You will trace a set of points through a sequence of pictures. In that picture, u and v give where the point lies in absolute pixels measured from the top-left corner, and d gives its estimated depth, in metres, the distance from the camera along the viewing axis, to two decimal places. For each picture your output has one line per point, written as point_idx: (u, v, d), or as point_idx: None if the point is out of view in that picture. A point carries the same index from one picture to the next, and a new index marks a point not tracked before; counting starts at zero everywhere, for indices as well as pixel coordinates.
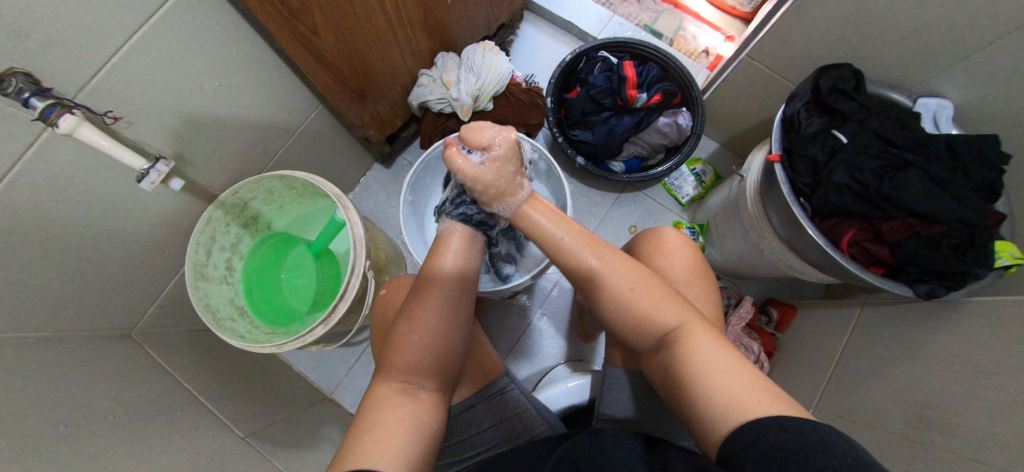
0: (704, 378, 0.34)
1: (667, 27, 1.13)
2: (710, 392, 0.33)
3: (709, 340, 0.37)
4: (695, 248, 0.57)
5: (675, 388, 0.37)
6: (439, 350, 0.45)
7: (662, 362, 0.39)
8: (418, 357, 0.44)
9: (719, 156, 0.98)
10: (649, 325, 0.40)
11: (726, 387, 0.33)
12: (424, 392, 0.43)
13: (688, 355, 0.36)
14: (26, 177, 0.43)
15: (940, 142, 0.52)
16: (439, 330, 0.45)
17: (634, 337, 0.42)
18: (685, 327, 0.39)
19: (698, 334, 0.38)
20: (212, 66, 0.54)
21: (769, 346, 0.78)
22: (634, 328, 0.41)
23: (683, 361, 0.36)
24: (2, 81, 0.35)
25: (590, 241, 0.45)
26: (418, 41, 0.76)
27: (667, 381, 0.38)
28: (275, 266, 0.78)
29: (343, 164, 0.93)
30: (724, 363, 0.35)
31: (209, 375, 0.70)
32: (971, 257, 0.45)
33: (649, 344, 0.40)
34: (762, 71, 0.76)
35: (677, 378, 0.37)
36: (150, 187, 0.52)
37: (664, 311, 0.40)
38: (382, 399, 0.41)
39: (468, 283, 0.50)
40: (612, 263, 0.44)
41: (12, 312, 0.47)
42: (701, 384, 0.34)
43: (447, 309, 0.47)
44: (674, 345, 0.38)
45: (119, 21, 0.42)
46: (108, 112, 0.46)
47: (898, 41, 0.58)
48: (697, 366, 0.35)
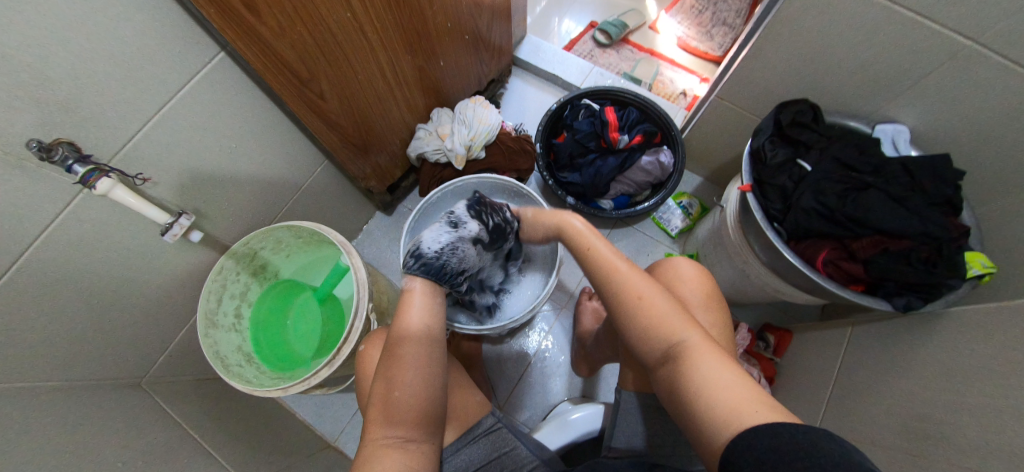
0: (707, 392, 0.35)
1: (645, 73, 1.22)
2: (710, 406, 0.34)
3: (712, 355, 0.38)
4: (710, 277, 0.58)
5: (682, 405, 0.37)
6: (417, 395, 0.45)
7: (668, 376, 0.40)
8: (401, 407, 0.44)
9: (704, 188, 1.02)
10: (658, 336, 0.42)
11: (726, 400, 0.34)
12: (413, 445, 0.43)
13: (692, 368, 0.37)
14: (58, 234, 0.48)
15: (896, 164, 0.55)
16: (416, 376, 0.46)
17: (644, 347, 0.43)
18: (691, 342, 0.39)
19: (706, 352, 0.38)
20: (230, 130, 0.60)
21: (768, 371, 0.77)
22: (642, 338, 0.43)
23: (689, 376, 0.37)
24: (50, 150, 0.41)
25: (617, 257, 0.49)
26: (414, 99, 0.84)
27: (672, 394, 0.39)
28: (281, 314, 0.80)
29: (347, 213, 0.98)
30: (726, 377, 0.36)
31: (215, 423, 0.71)
32: (941, 269, 0.48)
33: (655, 356, 0.42)
34: (732, 109, 0.82)
35: (678, 385, 0.38)
36: (172, 239, 0.57)
37: (670, 323, 0.41)
38: (370, 453, 0.42)
39: (435, 331, 0.52)
40: (630, 274, 0.46)
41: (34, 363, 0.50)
42: (704, 396, 0.35)
43: (418, 361, 0.47)
44: (677, 356, 0.39)
45: (150, 98, 0.49)
46: (139, 174, 0.52)
47: (848, 75, 0.63)
48: (702, 385, 0.36)
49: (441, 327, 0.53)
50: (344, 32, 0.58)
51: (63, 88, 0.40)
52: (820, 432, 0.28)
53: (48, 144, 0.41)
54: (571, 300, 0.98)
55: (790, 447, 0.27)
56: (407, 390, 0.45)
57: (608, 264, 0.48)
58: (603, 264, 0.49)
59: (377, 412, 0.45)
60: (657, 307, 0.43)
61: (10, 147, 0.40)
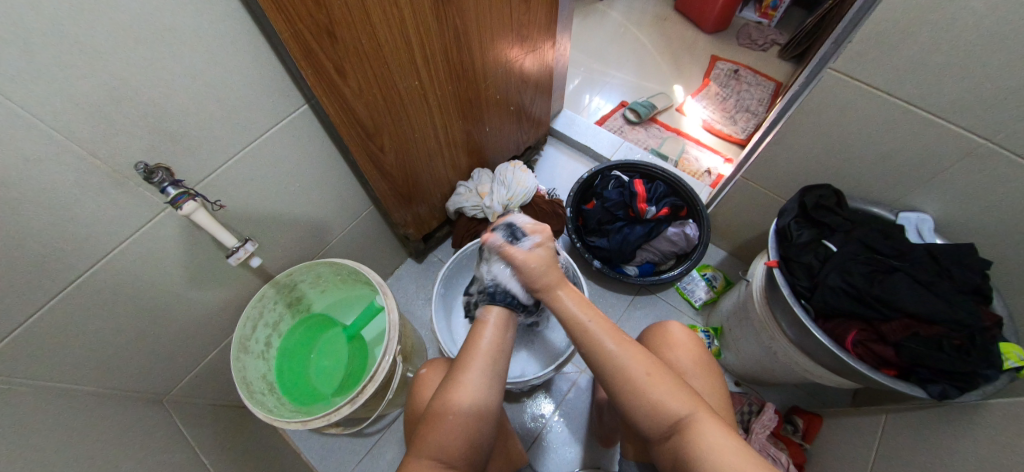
0: (719, 467, 0.37)
1: (671, 150, 1.30)
2: None
3: (721, 431, 0.39)
4: (699, 340, 0.60)
5: None
6: (470, 431, 0.46)
7: (675, 450, 0.40)
8: (451, 438, 0.45)
9: (728, 262, 1.03)
10: (662, 411, 0.42)
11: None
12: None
13: (702, 444, 0.39)
14: (136, 245, 0.54)
15: (921, 250, 0.56)
16: (474, 413, 0.47)
17: (645, 424, 0.43)
18: (697, 419, 0.40)
19: (711, 426, 0.40)
20: (297, 171, 0.68)
21: (798, 457, 0.71)
22: (647, 414, 0.42)
23: (700, 452, 0.38)
24: (152, 172, 0.48)
25: (610, 328, 0.48)
26: (459, 158, 0.93)
27: (679, 468, 0.40)
28: (307, 347, 0.82)
29: (382, 256, 1.04)
30: (735, 454, 0.37)
31: (223, 451, 0.70)
32: (976, 358, 0.46)
33: (659, 431, 0.42)
34: (756, 188, 0.86)
35: (688, 462, 0.39)
36: (235, 262, 0.62)
37: (672, 399, 0.42)
38: None
39: (490, 394, 0.48)
40: (627, 348, 0.46)
41: None
42: (716, 471, 0.37)
43: (478, 402, 0.47)
44: (684, 432, 0.40)
45: (241, 138, 0.57)
46: (217, 201, 0.59)
47: (867, 166, 0.67)
48: (711, 459, 0.37)
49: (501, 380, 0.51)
50: (410, 97, 0.67)
51: (177, 123, 0.49)
52: None
53: (151, 167, 0.49)
54: (591, 365, 0.97)
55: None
56: (460, 423, 0.46)
57: (603, 335, 0.47)
58: (596, 336, 0.47)
59: (423, 439, 0.46)
60: (655, 380, 0.43)
61: (123, 166, 0.47)
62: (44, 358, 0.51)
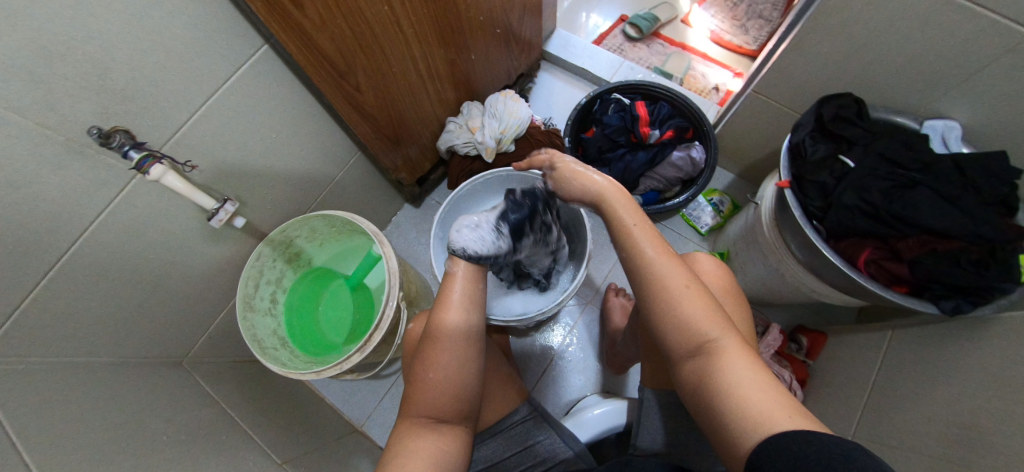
0: (738, 394, 0.34)
1: (676, 67, 1.19)
2: (740, 405, 0.34)
3: (746, 360, 0.37)
4: (730, 272, 0.57)
5: (707, 401, 0.37)
6: (454, 379, 0.47)
7: (697, 372, 0.38)
8: (436, 389, 0.46)
9: (736, 186, 1.00)
10: (692, 331, 0.40)
11: (758, 403, 0.33)
12: (444, 425, 0.46)
13: (724, 369, 0.36)
14: (114, 216, 0.51)
15: (947, 161, 0.52)
16: (454, 359, 0.47)
17: (672, 339, 0.41)
18: (726, 343, 0.38)
19: (739, 353, 0.37)
20: (270, 120, 0.62)
21: (801, 373, 0.75)
22: (676, 330, 0.40)
23: (721, 377, 0.36)
24: (109, 137, 0.44)
25: (654, 238, 0.45)
26: (445, 92, 0.85)
27: (698, 390, 0.38)
28: (314, 300, 0.83)
29: (377, 205, 1.00)
30: (759, 381, 0.35)
31: (250, 402, 0.74)
32: (994, 272, 0.45)
33: (684, 349, 0.40)
34: (769, 104, 0.79)
35: (706, 385, 0.37)
36: (218, 224, 0.59)
37: (705, 320, 0.39)
38: (407, 430, 0.45)
39: (473, 328, 0.50)
40: (668, 261, 0.43)
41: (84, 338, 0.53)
42: (733, 396, 0.35)
43: (456, 349, 0.48)
44: (709, 356, 0.38)
45: (200, 88, 0.51)
46: (188, 162, 0.55)
47: (895, 71, 0.61)
48: (732, 386, 0.35)
49: (481, 320, 0.51)
50: (381, 25, 0.59)
51: (121, 77, 0.43)
52: (855, 449, 0.27)
53: (106, 131, 0.44)
54: (596, 296, 0.98)
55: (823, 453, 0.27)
56: (441, 373, 0.47)
57: (647, 244, 0.44)
58: (640, 244, 0.44)
59: (414, 395, 0.47)
60: (691, 298, 0.41)
61: (73, 132, 0.42)
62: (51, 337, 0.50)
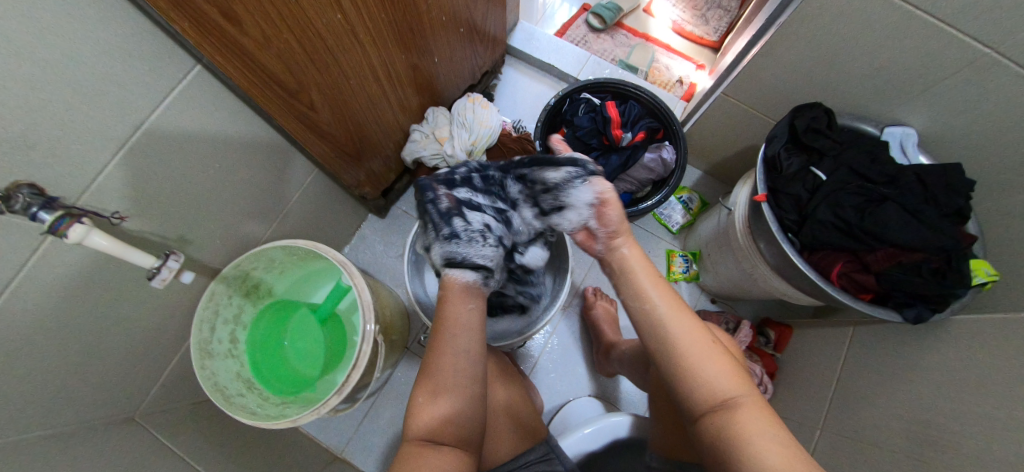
0: (760, 456, 0.36)
1: (641, 60, 1.18)
2: (761, 462, 0.36)
3: (764, 417, 0.39)
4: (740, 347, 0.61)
5: (725, 457, 0.39)
6: (461, 377, 0.48)
7: (714, 430, 0.40)
8: (445, 391, 0.47)
9: (704, 182, 1.02)
10: (711, 391, 0.41)
11: (780, 464, 0.35)
12: (443, 448, 0.46)
13: (744, 426, 0.38)
14: (29, 283, 0.43)
15: (910, 174, 0.55)
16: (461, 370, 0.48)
17: (692, 400, 0.42)
18: (745, 401, 0.40)
19: (759, 412, 0.39)
20: (210, 149, 0.55)
21: (771, 367, 0.82)
22: (695, 391, 0.42)
23: (742, 436, 0.38)
24: (9, 197, 0.36)
25: (674, 304, 0.46)
26: (408, 98, 0.78)
27: (715, 449, 0.40)
28: (279, 334, 0.75)
29: (340, 220, 0.94)
30: (778, 441, 0.37)
31: (216, 451, 0.69)
32: (951, 283, 0.49)
33: (705, 409, 0.41)
34: (737, 106, 0.80)
35: (726, 443, 0.39)
36: (160, 285, 0.49)
37: (725, 380, 0.41)
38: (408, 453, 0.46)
39: (478, 325, 0.52)
40: (681, 322, 0.44)
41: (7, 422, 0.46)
42: (755, 455, 0.37)
43: (466, 345, 0.50)
44: (729, 414, 0.40)
45: (119, 125, 0.43)
46: (114, 213, 0.47)
47: (856, 79, 0.63)
48: (752, 450, 0.37)
49: (481, 332, 0.52)
50: (336, 37, 0.53)
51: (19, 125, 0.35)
52: None
53: (4, 190, 0.36)
54: (575, 299, 0.98)
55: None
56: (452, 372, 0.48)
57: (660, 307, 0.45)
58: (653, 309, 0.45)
59: (414, 420, 0.47)
60: (706, 359, 0.42)
61: None
62: None
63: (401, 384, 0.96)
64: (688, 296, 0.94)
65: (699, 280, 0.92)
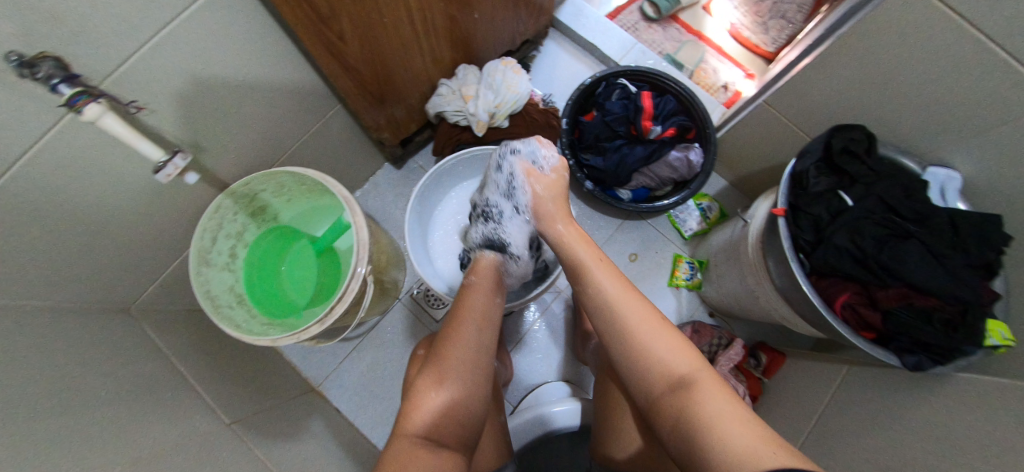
0: (719, 432, 0.37)
1: (689, 58, 1.13)
2: (718, 436, 0.37)
3: (719, 392, 0.40)
4: None
5: (686, 436, 0.40)
6: (470, 357, 0.51)
7: (675, 406, 0.42)
8: (450, 372, 0.49)
9: (726, 194, 0.98)
10: (669, 368, 0.44)
11: (742, 440, 0.35)
12: (439, 449, 0.46)
13: (702, 403, 0.40)
14: (45, 155, 0.44)
15: (943, 216, 0.52)
16: (467, 358, 0.51)
17: (651, 378, 0.45)
18: (699, 378, 0.42)
19: (714, 386, 0.41)
20: (237, 61, 0.55)
21: (755, 390, 0.81)
22: (651, 369, 0.45)
23: (697, 409, 0.39)
24: (33, 66, 0.36)
25: (616, 281, 0.50)
26: (441, 51, 0.77)
27: (679, 429, 0.41)
28: (277, 257, 0.78)
29: (355, 163, 0.94)
30: (734, 415, 0.38)
31: (199, 358, 0.72)
32: (960, 336, 0.46)
33: (666, 383, 0.43)
34: (777, 118, 0.77)
35: (686, 419, 0.40)
36: (165, 179, 0.50)
37: (677, 360, 0.44)
38: (399, 452, 0.44)
39: (490, 313, 0.56)
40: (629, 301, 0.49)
41: (8, 284, 0.48)
42: (714, 430, 0.37)
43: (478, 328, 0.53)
44: (687, 390, 0.42)
45: (150, 16, 0.43)
46: (132, 103, 0.48)
47: (910, 108, 0.59)
48: (708, 415, 0.38)
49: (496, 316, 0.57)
50: None
51: None
52: None
53: (31, 58, 0.36)
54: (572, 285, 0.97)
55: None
56: (463, 354, 0.51)
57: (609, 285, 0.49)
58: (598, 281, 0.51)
59: (408, 411, 0.48)
60: (659, 336, 0.45)
61: None
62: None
63: (386, 333, 0.97)
64: (687, 304, 0.92)
65: (700, 290, 0.90)
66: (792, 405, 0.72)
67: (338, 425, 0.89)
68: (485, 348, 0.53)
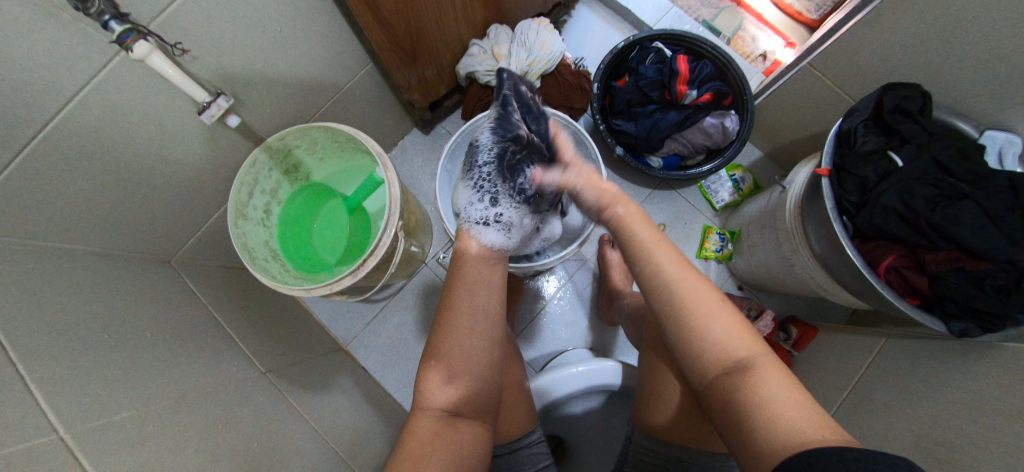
0: (770, 414, 0.35)
1: (726, 24, 1.07)
2: (771, 420, 0.35)
3: (779, 376, 0.38)
4: None
5: (737, 416, 0.38)
6: (478, 339, 0.49)
7: (727, 386, 0.40)
8: (458, 357, 0.48)
9: (761, 165, 0.95)
10: (720, 349, 0.41)
11: (796, 426, 0.34)
12: (459, 424, 0.47)
13: (756, 385, 0.38)
14: (96, 98, 0.45)
15: (1002, 178, 0.49)
16: (466, 340, 0.48)
17: (701, 359, 0.42)
18: (757, 361, 0.40)
19: (770, 371, 0.39)
20: (274, 11, 0.54)
21: (783, 362, 0.80)
22: (702, 348, 0.42)
23: (750, 391, 0.38)
24: (86, 2, 0.36)
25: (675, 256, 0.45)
26: (474, 8, 0.75)
27: (730, 409, 0.39)
28: (310, 215, 0.79)
29: (384, 126, 0.94)
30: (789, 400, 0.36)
31: (237, 311, 0.74)
32: (1014, 301, 0.44)
33: (717, 363, 0.41)
34: (823, 83, 0.73)
35: (738, 401, 0.38)
36: (209, 119, 0.54)
37: (733, 340, 0.41)
38: (421, 431, 0.45)
39: (493, 283, 0.53)
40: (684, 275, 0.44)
41: (57, 227, 0.50)
42: (766, 413, 0.36)
43: (482, 307, 0.50)
44: (741, 372, 0.39)
45: None
46: (177, 44, 0.48)
47: (977, 67, 0.55)
48: (765, 401, 0.36)
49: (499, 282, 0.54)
50: None
51: None
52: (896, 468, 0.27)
53: None
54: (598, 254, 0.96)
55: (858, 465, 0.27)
56: (468, 337, 0.48)
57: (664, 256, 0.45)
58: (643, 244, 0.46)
59: (425, 392, 0.48)
60: (716, 315, 0.42)
61: None
62: (35, 225, 0.47)
63: (412, 296, 0.99)
64: (715, 277, 0.91)
65: (730, 262, 0.89)
66: (821, 378, 0.72)
67: (366, 382, 0.93)
68: (491, 328, 0.50)
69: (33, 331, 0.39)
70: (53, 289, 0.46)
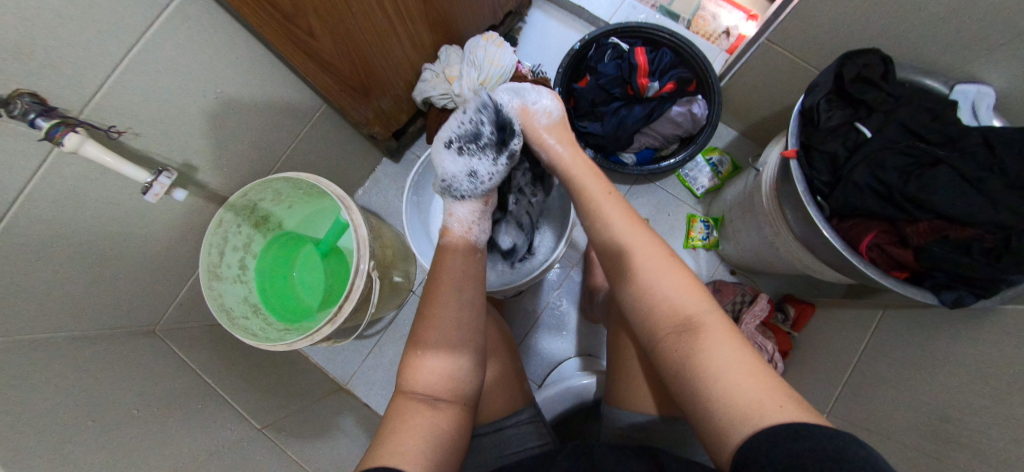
0: (726, 382, 0.36)
1: (684, 6, 1.04)
2: (724, 380, 0.36)
3: (725, 338, 0.39)
4: None
5: (692, 374, 0.38)
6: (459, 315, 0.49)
7: (680, 345, 0.40)
8: (439, 335, 0.47)
9: (738, 145, 0.93)
10: (673, 308, 0.42)
11: (752, 394, 0.35)
12: (442, 402, 0.45)
13: (709, 345, 0.38)
14: (41, 192, 0.45)
15: (976, 137, 0.47)
16: (454, 331, 0.48)
17: (657, 315, 0.43)
18: (706, 320, 0.40)
19: (720, 331, 0.39)
20: (210, 72, 0.54)
21: (785, 345, 0.79)
22: (653, 308, 0.43)
23: (702, 350, 0.39)
24: (7, 103, 0.36)
25: (630, 217, 0.49)
26: (420, 34, 0.74)
27: (681, 368, 0.40)
28: (287, 264, 0.79)
29: (351, 161, 0.93)
30: (742, 361, 0.37)
31: (228, 370, 0.74)
32: (1005, 264, 0.42)
33: (670, 324, 0.42)
34: (784, 56, 0.71)
35: (690, 358, 0.39)
36: (154, 199, 0.49)
37: (686, 297, 0.42)
38: (402, 411, 0.44)
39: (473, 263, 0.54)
40: (641, 237, 0.47)
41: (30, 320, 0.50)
42: (722, 379, 0.36)
43: (460, 290, 0.50)
44: (694, 331, 0.40)
45: (116, 38, 0.42)
46: (112, 127, 0.47)
47: (934, 22, 0.53)
48: (709, 363, 0.37)
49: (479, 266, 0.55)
50: None
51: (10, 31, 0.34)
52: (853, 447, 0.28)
53: (5, 96, 0.36)
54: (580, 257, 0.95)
55: (811, 444, 0.29)
56: (450, 315, 0.48)
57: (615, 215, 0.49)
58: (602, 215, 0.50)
59: (407, 374, 0.47)
60: (666, 273, 0.44)
61: None
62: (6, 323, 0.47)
63: (404, 326, 0.99)
64: (706, 264, 0.90)
65: (718, 249, 0.87)
66: (823, 357, 0.70)
67: (369, 418, 0.92)
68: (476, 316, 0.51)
69: (14, 427, 0.39)
70: (39, 379, 0.45)
